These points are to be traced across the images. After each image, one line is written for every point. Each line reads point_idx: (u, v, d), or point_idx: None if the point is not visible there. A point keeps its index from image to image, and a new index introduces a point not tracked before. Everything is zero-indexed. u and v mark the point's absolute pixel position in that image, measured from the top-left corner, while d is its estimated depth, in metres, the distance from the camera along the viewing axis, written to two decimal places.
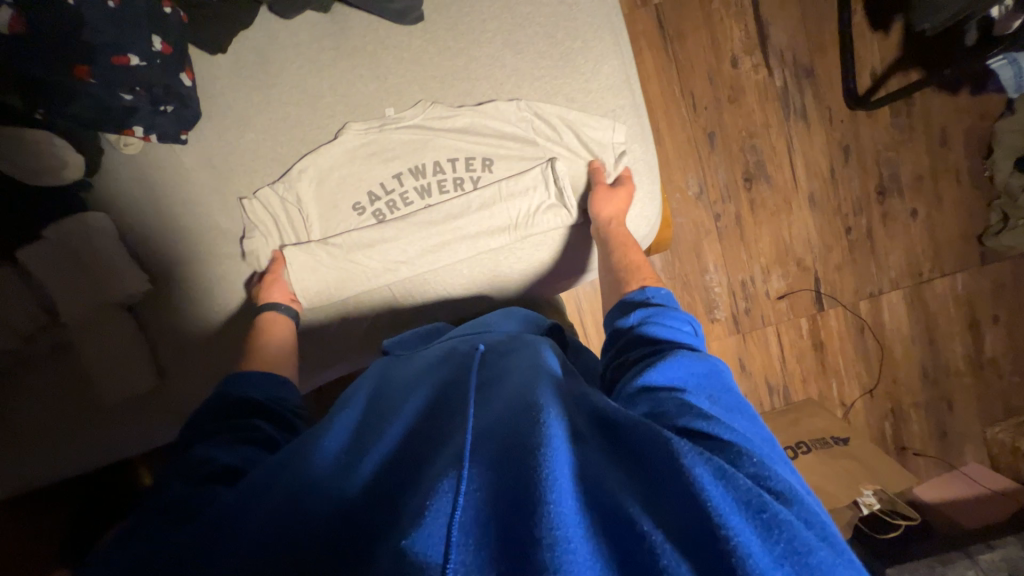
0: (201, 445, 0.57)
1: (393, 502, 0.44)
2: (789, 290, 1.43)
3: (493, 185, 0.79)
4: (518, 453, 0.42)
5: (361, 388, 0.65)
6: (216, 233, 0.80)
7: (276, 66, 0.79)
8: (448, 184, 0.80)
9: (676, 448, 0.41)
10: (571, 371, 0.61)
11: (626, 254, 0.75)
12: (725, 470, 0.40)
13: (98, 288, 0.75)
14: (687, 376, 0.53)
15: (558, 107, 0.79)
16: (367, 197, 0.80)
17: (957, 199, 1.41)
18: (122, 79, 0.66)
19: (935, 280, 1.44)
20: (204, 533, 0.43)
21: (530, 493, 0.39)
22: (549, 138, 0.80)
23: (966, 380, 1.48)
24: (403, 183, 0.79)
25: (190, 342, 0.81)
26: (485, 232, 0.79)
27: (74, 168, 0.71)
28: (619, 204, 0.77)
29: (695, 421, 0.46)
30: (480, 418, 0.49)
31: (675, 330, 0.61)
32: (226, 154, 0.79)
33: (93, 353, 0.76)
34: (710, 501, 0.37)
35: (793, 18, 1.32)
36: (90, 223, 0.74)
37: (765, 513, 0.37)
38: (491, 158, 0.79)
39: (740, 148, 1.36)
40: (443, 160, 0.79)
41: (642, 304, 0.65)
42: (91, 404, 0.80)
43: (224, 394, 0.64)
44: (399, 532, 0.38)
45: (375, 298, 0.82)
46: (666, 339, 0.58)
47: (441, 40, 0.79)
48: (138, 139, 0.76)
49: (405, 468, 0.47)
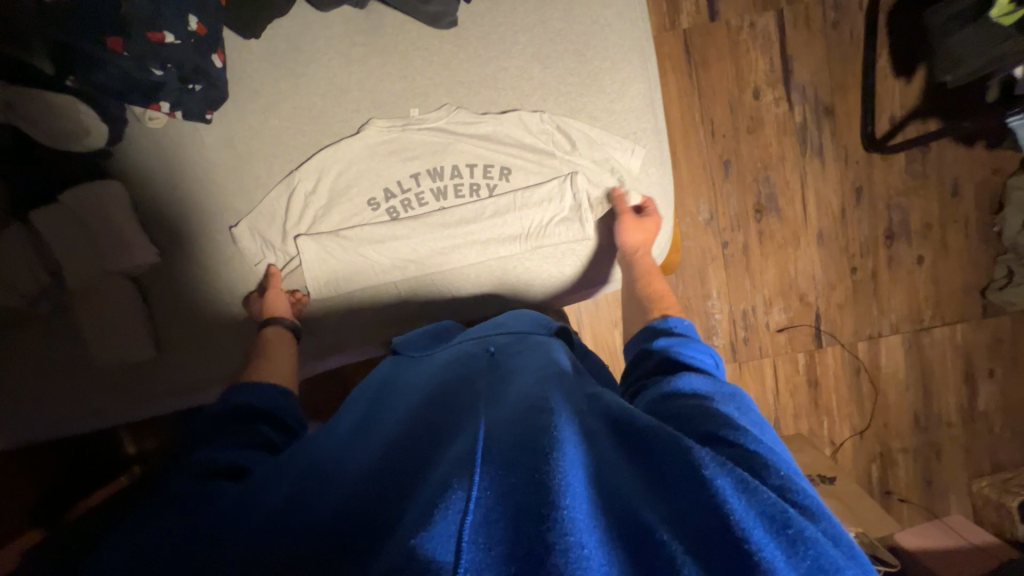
0: (207, 446, 0.56)
1: (400, 492, 0.44)
2: (789, 324, 1.43)
3: (509, 194, 0.79)
4: (529, 458, 0.42)
5: (374, 389, 0.66)
6: (228, 214, 0.80)
7: (307, 56, 0.79)
8: (464, 189, 0.80)
9: (697, 457, 0.41)
10: (581, 370, 0.62)
11: (649, 285, 0.78)
12: (748, 482, 0.40)
13: (106, 257, 0.75)
14: (712, 391, 0.53)
15: (580, 125, 0.79)
16: (383, 193, 0.80)
17: (964, 250, 1.42)
18: (154, 55, 0.67)
19: (934, 328, 1.44)
20: (205, 523, 0.44)
21: (542, 497, 0.38)
22: (567, 153, 0.80)
23: (956, 431, 1.49)
24: (420, 183, 0.80)
25: (191, 317, 0.82)
26: (496, 240, 0.80)
27: (97, 136, 0.73)
28: (646, 235, 0.79)
29: (723, 429, 0.46)
30: (490, 420, 0.49)
31: (699, 353, 0.61)
32: (247, 137, 0.80)
33: (97, 319, 0.77)
34: (733, 514, 0.37)
35: (818, 56, 1.33)
36: (103, 192, 0.75)
37: (788, 528, 0.37)
38: (510, 167, 0.80)
39: (753, 179, 1.37)
40: (462, 165, 0.80)
41: (664, 329, 0.66)
42: (86, 369, 0.80)
43: (233, 400, 0.64)
44: (409, 530, 0.38)
45: (381, 294, 0.82)
46: (689, 361, 0.59)
47: (472, 46, 0.79)
48: (163, 115, 0.76)
49: (411, 461, 0.48)
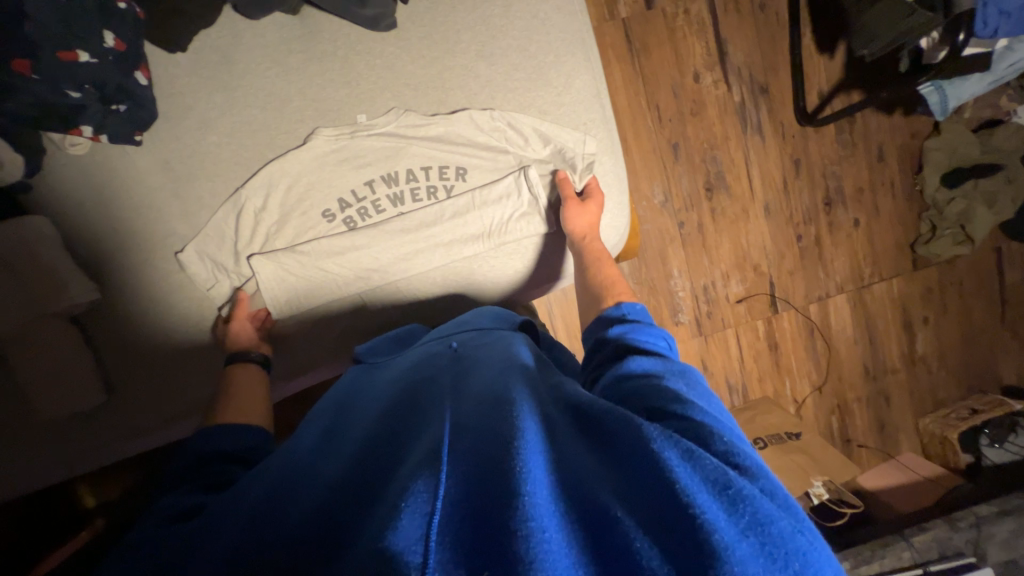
0: (166, 495, 0.53)
1: (366, 501, 0.44)
2: (746, 294, 1.51)
3: (467, 194, 0.79)
4: (493, 450, 0.43)
5: (337, 399, 0.65)
6: (173, 239, 0.76)
7: (240, 67, 0.76)
8: (421, 192, 0.79)
9: (647, 433, 0.43)
10: (542, 362, 0.63)
11: (595, 273, 0.77)
12: (693, 452, 0.42)
13: (36, 300, 0.69)
14: (662, 370, 0.56)
15: (531, 119, 0.80)
16: (337, 204, 0.78)
17: (893, 210, 1.54)
18: (70, 76, 0.61)
19: (874, 284, 1.56)
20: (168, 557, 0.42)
21: (507, 485, 0.39)
22: (521, 149, 0.81)
23: (901, 376, 1.62)
24: (375, 190, 0.78)
25: (145, 353, 0.77)
26: (459, 241, 0.80)
27: (11, 166, 0.65)
28: (590, 219, 0.79)
29: (671, 405, 0.49)
30: (454, 416, 0.50)
31: (650, 335, 0.64)
32: (184, 157, 0.75)
33: (35, 368, 0.71)
34: (680, 482, 0.39)
35: (749, 38, 1.40)
36: (29, 229, 0.68)
37: (728, 489, 0.39)
38: (464, 167, 0.80)
39: (701, 159, 1.43)
40: (416, 168, 0.79)
41: (617, 315, 0.68)
42: (31, 422, 0.74)
43: (195, 448, 0.60)
44: (374, 533, 0.37)
45: (347, 306, 0.81)
46: (641, 342, 0.62)
47: (414, 47, 0.78)
48: (86, 140, 0.70)
49: (377, 469, 0.47)
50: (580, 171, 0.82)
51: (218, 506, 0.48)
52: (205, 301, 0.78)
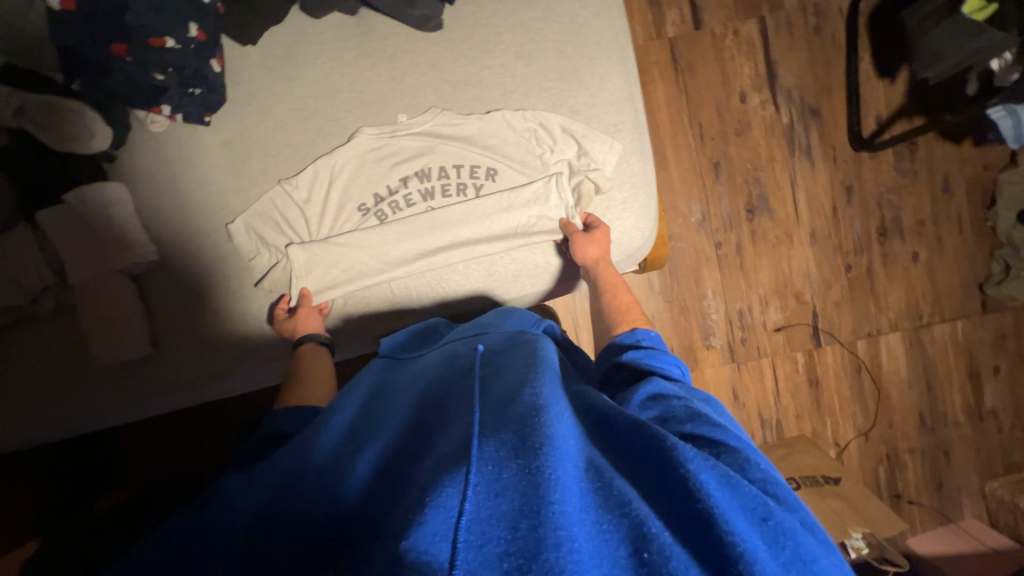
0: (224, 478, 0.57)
1: (389, 497, 0.46)
2: (786, 322, 1.43)
3: (496, 193, 0.82)
4: (517, 451, 0.43)
5: (369, 394, 0.68)
6: (225, 211, 0.82)
7: (301, 61, 0.83)
8: (451, 189, 0.83)
9: (682, 454, 0.43)
10: (565, 371, 0.64)
11: (613, 297, 0.78)
12: (731, 477, 0.42)
13: (105, 254, 0.77)
14: (684, 396, 0.56)
15: (562, 119, 0.82)
16: (372, 199, 0.83)
17: (959, 246, 1.41)
18: (155, 60, 0.71)
19: (934, 325, 1.43)
20: (199, 519, 0.47)
21: (535, 489, 0.39)
22: (550, 150, 0.83)
23: (964, 430, 1.45)
24: (408, 186, 0.83)
25: (189, 316, 0.83)
26: (484, 238, 0.82)
27: (100, 139, 0.75)
28: (602, 247, 0.79)
29: (703, 426, 0.49)
30: (481, 415, 0.50)
31: (669, 361, 0.64)
32: (244, 139, 0.83)
33: (96, 320, 0.78)
34: (718, 508, 0.38)
35: (801, 59, 1.36)
36: (106, 193, 0.77)
37: (767, 518, 0.39)
38: (495, 168, 0.83)
39: (743, 180, 1.39)
40: (449, 166, 0.83)
41: (631, 342, 0.68)
42: (88, 368, 0.82)
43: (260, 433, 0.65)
44: (399, 531, 0.38)
45: (377, 295, 0.84)
46: (660, 366, 0.62)
47: (457, 48, 0.83)
48: (165, 118, 0.79)
49: (404, 470, 0.49)
50: (610, 169, 0.82)
51: (238, 491, 0.51)
52: (247, 272, 0.83)
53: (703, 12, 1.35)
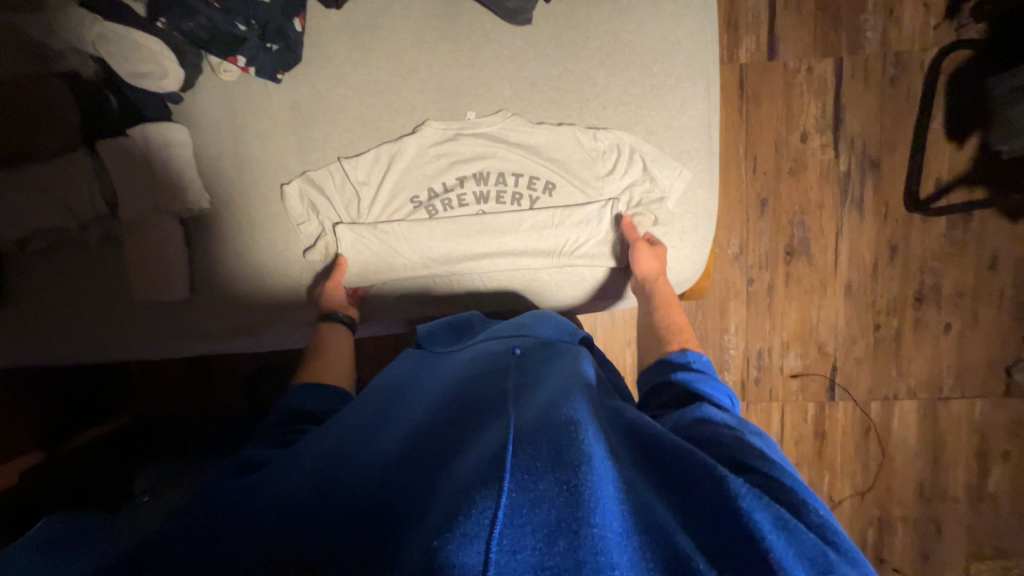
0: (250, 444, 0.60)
1: (420, 490, 0.47)
2: (803, 370, 1.41)
3: (550, 210, 0.82)
4: (554, 462, 0.44)
5: (407, 380, 0.69)
6: (282, 172, 0.82)
7: (382, 33, 0.82)
8: (506, 197, 0.83)
9: (735, 489, 0.44)
10: (604, 385, 0.65)
11: (666, 315, 0.78)
12: (787, 522, 0.42)
13: (160, 194, 0.78)
14: (735, 425, 0.56)
15: (635, 138, 0.81)
16: (426, 192, 0.83)
17: (994, 325, 1.38)
18: (241, 9, 0.73)
19: (953, 399, 1.41)
20: (246, 495, 0.50)
21: (574, 508, 0.40)
22: (614, 176, 0.83)
23: (962, 508, 1.44)
24: (464, 185, 0.83)
25: (227, 269, 0.83)
26: (529, 253, 0.83)
27: (173, 80, 0.76)
28: (660, 264, 0.80)
29: (755, 459, 0.50)
30: (515, 418, 0.51)
31: (721, 389, 0.64)
32: (312, 102, 0.82)
33: (138, 257, 0.79)
34: (774, 553, 0.39)
35: (873, 109, 1.32)
36: (169, 133, 0.77)
37: (826, 570, 0.40)
38: (554, 183, 0.83)
39: (788, 221, 1.36)
40: (508, 173, 0.83)
41: (684, 363, 0.68)
42: (123, 302, 0.83)
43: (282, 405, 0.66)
44: (433, 530, 0.39)
45: (417, 284, 0.86)
46: (713, 391, 0.63)
47: (541, 46, 0.82)
48: (238, 69, 0.80)
49: (436, 466, 0.49)
50: (676, 198, 0.83)
51: (284, 465, 0.54)
52: (294, 236, 0.83)
53: (780, 43, 1.31)
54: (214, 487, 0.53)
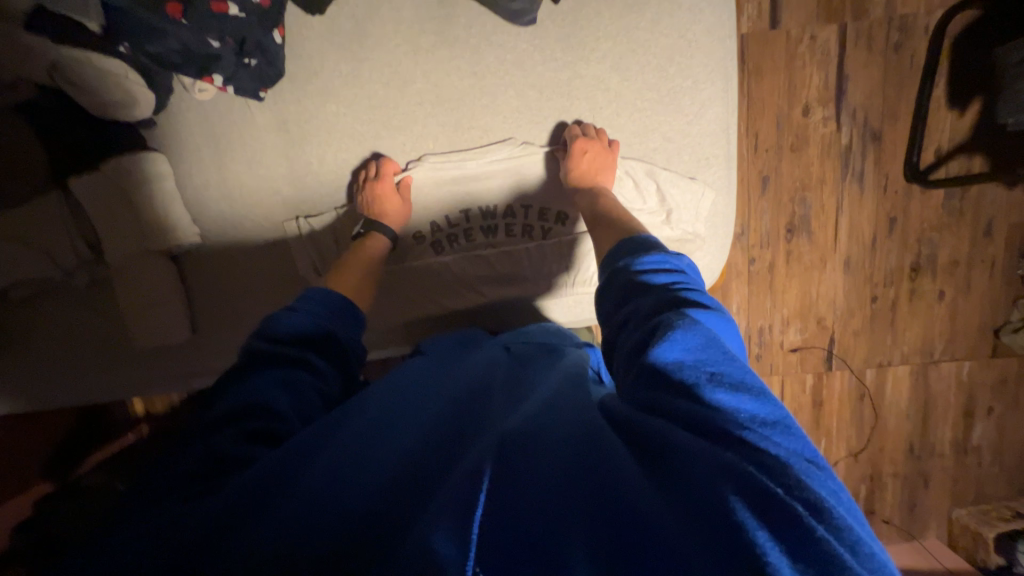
0: (217, 436, 0.55)
1: (414, 486, 0.47)
2: (803, 344, 1.45)
3: (561, 240, 0.84)
4: (538, 463, 0.47)
5: (394, 380, 0.68)
6: (281, 207, 0.80)
7: (372, 40, 0.76)
8: (516, 229, 0.84)
9: (699, 455, 0.42)
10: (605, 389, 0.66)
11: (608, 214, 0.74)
12: (748, 475, 0.40)
13: (149, 234, 0.75)
14: (711, 351, 0.49)
15: (646, 170, 0.82)
16: (430, 227, 0.84)
17: (985, 290, 1.42)
18: (213, 25, 0.67)
19: (943, 362, 1.47)
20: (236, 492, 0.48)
21: (553, 506, 0.42)
22: (629, 203, 0.83)
23: (947, 461, 1.53)
24: (469, 220, 0.83)
25: (225, 304, 0.82)
26: (542, 283, 0.86)
27: (144, 107, 0.70)
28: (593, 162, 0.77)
29: (726, 404, 0.45)
30: (508, 424, 0.53)
31: (703, 308, 0.54)
32: (301, 121, 0.77)
33: (129, 299, 0.77)
34: (735, 516, 0.38)
35: (876, 78, 1.28)
36: (149, 166, 0.72)
37: (792, 522, 0.37)
38: (566, 212, 0.84)
39: (790, 199, 1.35)
40: (516, 205, 0.83)
41: (656, 286, 0.59)
42: (120, 344, 0.81)
43: (238, 395, 0.59)
44: (421, 530, 0.41)
45: (431, 316, 0.88)
46: (686, 309, 0.53)
47: (548, 48, 0.77)
48: (214, 88, 0.72)
49: (424, 462, 0.50)
50: (699, 213, 0.83)
51: (277, 457, 0.51)
52: (292, 268, 0.82)
53: (783, 10, 1.24)
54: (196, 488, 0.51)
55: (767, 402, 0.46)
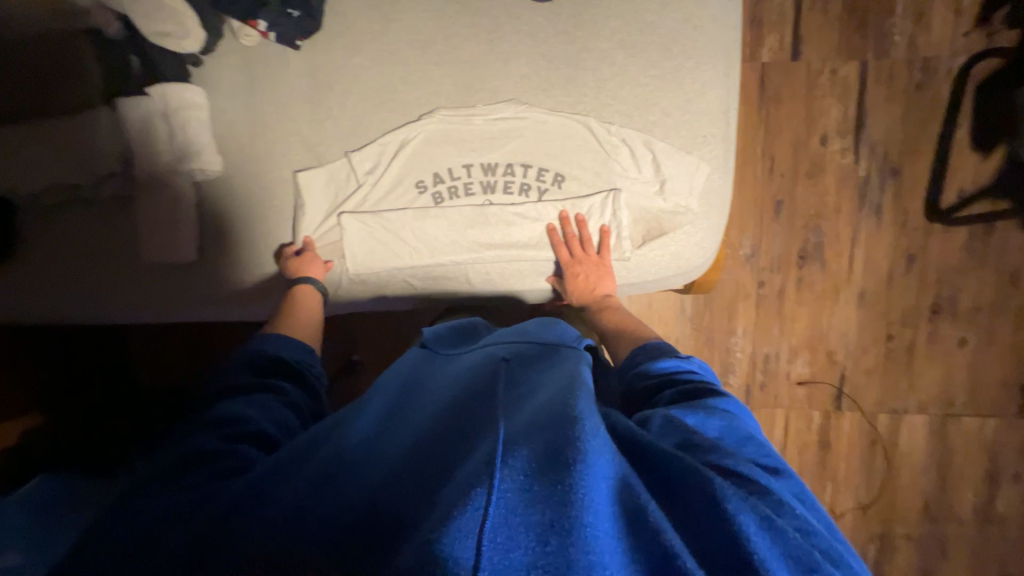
0: (195, 437, 0.59)
1: (419, 494, 0.46)
2: (810, 377, 1.39)
3: (557, 201, 0.87)
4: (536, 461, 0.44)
5: (400, 382, 0.70)
6: (300, 147, 0.86)
7: (404, 4, 0.85)
8: (514, 187, 0.87)
9: (721, 491, 0.43)
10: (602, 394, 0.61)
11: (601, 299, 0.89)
12: (772, 521, 0.42)
13: (174, 155, 0.81)
14: (732, 438, 0.54)
15: (643, 140, 0.85)
16: (431, 177, 0.86)
17: (1012, 342, 1.34)
18: None
19: (964, 417, 1.37)
20: (232, 504, 0.49)
21: (562, 510, 0.39)
22: (625, 171, 0.86)
23: (968, 529, 1.40)
24: (470, 174, 0.86)
25: (234, 237, 0.87)
26: (533, 246, 0.88)
27: (193, 42, 0.80)
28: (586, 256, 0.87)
29: (743, 465, 0.48)
30: (507, 427, 0.50)
31: (726, 398, 0.61)
32: (330, 71, 0.85)
33: (150, 218, 0.83)
34: (756, 553, 0.39)
35: (896, 112, 1.29)
36: (187, 94, 0.81)
37: (810, 568, 0.39)
38: (563, 175, 0.87)
39: (803, 225, 1.34)
40: (516, 164, 0.86)
41: (672, 375, 0.66)
42: (130, 260, 0.86)
43: (212, 429, 0.60)
44: (430, 526, 0.39)
45: (420, 270, 0.89)
46: (710, 401, 0.60)
47: (561, 23, 0.85)
48: (258, 34, 0.82)
49: (428, 471, 0.49)
50: (692, 186, 0.85)
51: (275, 474, 0.53)
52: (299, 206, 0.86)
53: (804, 42, 1.29)
54: (187, 488, 0.52)
55: (782, 476, 0.50)
